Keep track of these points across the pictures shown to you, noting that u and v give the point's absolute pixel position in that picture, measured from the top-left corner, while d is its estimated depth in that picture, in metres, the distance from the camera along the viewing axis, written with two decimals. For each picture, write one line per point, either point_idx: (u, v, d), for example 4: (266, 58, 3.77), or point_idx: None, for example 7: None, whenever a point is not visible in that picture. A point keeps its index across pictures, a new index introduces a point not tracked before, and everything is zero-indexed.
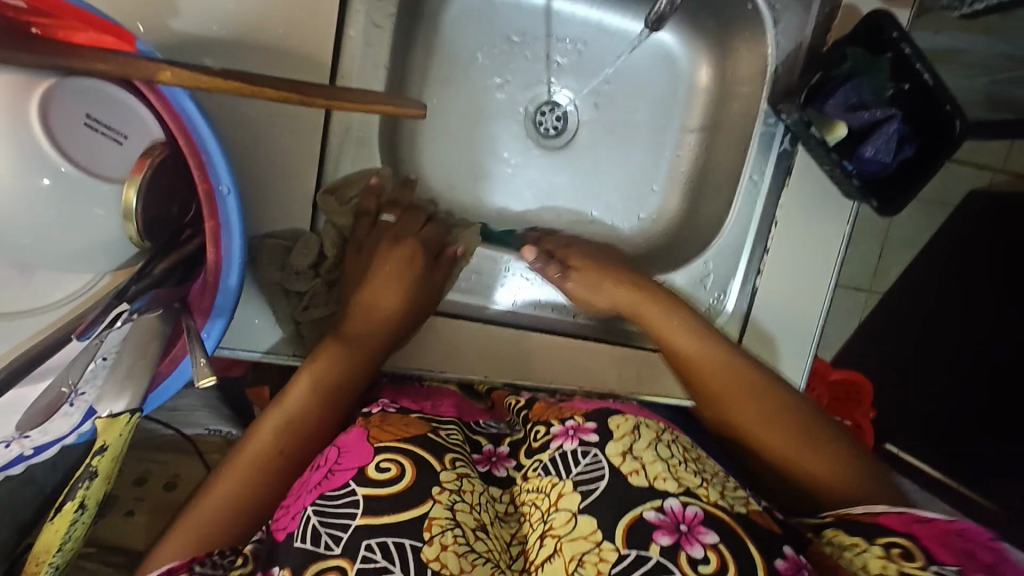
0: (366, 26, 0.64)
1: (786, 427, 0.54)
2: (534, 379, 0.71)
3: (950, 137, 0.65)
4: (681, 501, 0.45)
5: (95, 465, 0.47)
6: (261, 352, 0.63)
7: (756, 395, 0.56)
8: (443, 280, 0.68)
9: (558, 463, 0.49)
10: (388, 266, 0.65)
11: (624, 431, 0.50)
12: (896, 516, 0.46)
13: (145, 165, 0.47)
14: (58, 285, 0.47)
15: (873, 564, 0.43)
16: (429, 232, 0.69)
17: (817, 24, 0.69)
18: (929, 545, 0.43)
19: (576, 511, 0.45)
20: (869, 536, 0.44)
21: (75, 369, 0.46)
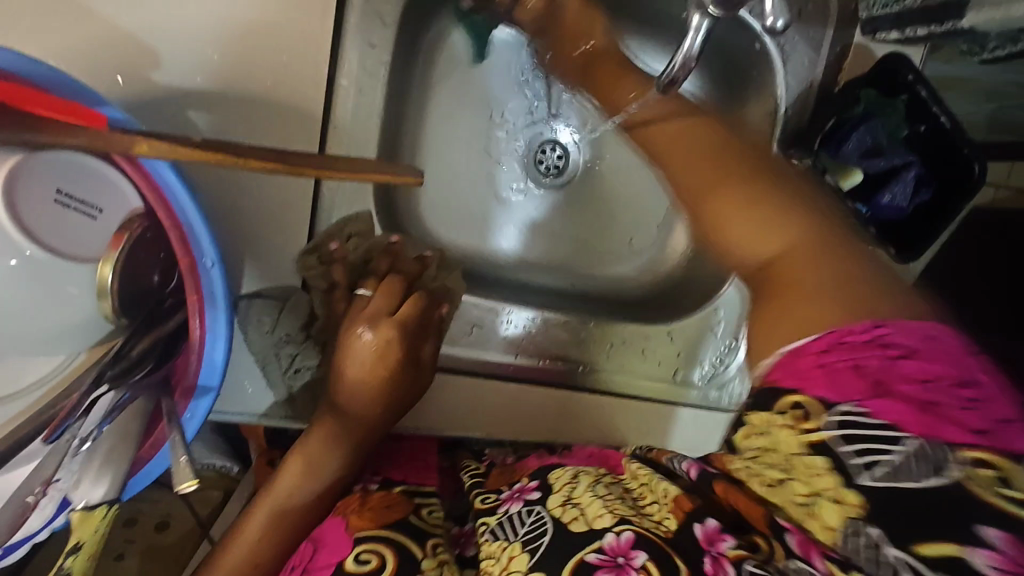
0: (360, 74, 0.60)
1: (730, 172, 0.49)
2: (518, 436, 0.69)
3: (970, 182, 0.62)
4: (617, 532, 0.41)
5: (69, 563, 0.43)
6: (255, 417, 0.62)
7: (707, 145, 0.52)
8: (428, 366, 0.56)
9: (504, 527, 0.46)
10: (354, 353, 0.51)
11: (563, 482, 0.48)
12: (782, 367, 0.38)
13: (122, 241, 0.43)
14: (25, 370, 0.43)
15: (780, 441, 0.36)
16: (410, 311, 0.53)
17: (827, 64, 0.66)
18: (822, 389, 0.35)
19: (526, 571, 0.42)
20: (768, 404, 0.37)
21: (56, 464, 0.43)
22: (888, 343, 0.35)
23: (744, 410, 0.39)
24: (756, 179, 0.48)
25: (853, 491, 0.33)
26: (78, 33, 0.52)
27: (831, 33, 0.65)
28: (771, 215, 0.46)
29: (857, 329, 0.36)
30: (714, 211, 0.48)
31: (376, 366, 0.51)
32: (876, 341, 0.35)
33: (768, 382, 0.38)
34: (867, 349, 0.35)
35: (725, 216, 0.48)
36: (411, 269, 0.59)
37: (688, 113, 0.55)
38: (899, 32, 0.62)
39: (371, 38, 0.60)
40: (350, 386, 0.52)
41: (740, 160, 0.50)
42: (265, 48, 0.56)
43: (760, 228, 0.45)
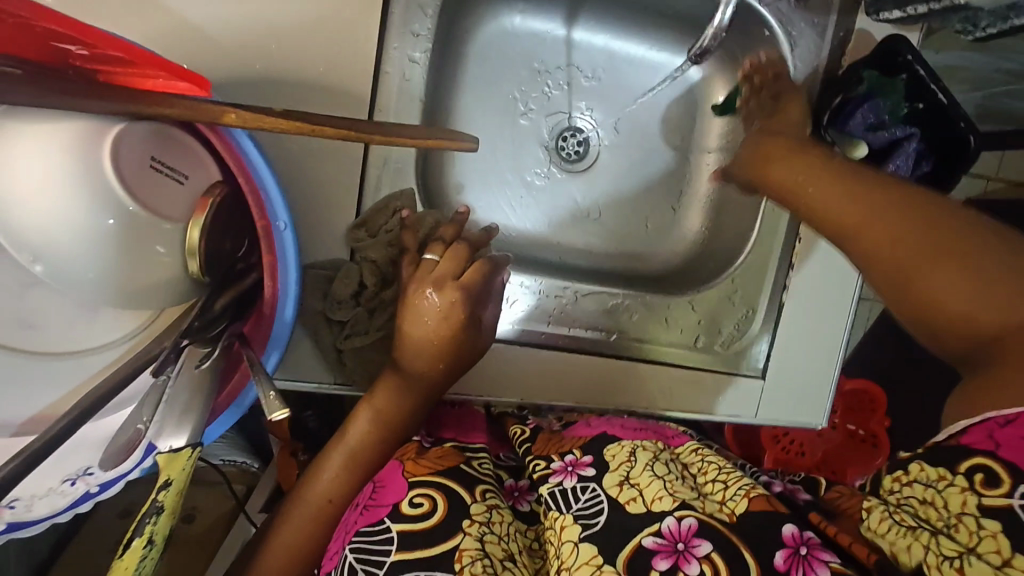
0: (402, 62, 0.65)
1: (929, 246, 0.45)
2: (551, 399, 0.73)
3: (965, 153, 0.69)
4: (676, 518, 0.47)
5: (162, 500, 0.45)
6: (321, 384, 0.66)
7: (890, 218, 0.48)
8: (485, 329, 0.61)
9: (558, 497, 0.53)
10: (424, 312, 0.56)
11: (621, 459, 0.55)
12: (979, 429, 0.39)
13: (207, 205, 0.48)
14: (122, 322, 0.48)
15: (950, 499, 0.38)
16: (473, 277, 0.59)
17: (831, 49, 0.71)
18: (1013, 460, 0.37)
19: (578, 540, 0.48)
20: (951, 466, 0.39)
21: (146, 406, 0.46)
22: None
23: (914, 458, 0.41)
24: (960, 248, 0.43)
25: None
26: (150, 26, 0.57)
27: (834, 19, 0.71)
28: (989, 298, 0.41)
29: None
30: (908, 290, 0.46)
31: (442, 323, 0.57)
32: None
33: (959, 438, 0.39)
34: None
35: (932, 292, 0.44)
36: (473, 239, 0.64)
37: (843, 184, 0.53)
38: (901, 12, 0.66)
39: (413, 28, 0.65)
40: (415, 343, 0.56)
41: (947, 231, 0.45)
42: (318, 39, 0.61)
43: (966, 293, 0.42)
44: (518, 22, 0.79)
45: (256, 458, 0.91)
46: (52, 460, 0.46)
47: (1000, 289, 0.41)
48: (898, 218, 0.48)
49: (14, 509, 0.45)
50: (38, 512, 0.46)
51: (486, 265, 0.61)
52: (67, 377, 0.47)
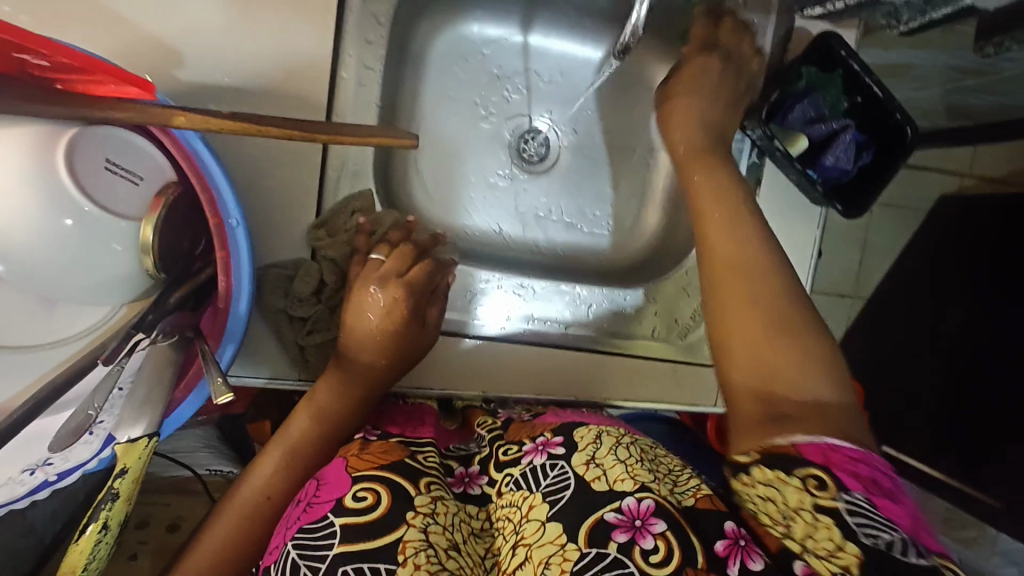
0: (357, 68, 0.68)
1: (782, 319, 0.48)
2: (514, 392, 0.75)
3: (903, 142, 0.71)
4: (635, 497, 0.49)
5: (117, 487, 0.47)
6: (291, 381, 0.68)
7: (768, 276, 0.50)
8: (431, 326, 0.65)
9: (528, 477, 0.54)
10: (368, 308, 0.61)
11: (587, 441, 0.55)
12: (815, 446, 0.42)
13: (161, 204, 0.51)
14: (82, 316, 0.51)
15: (791, 498, 0.42)
16: (417, 274, 0.65)
17: (772, 47, 0.74)
18: (843, 475, 0.41)
19: (545, 519, 0.50)
20: (787, 468, 0.42)
21: (100, 393, 0.47)
22: (890, 478, 0.42)
23: (756, 462, 0.43)
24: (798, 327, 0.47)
25: (854, 545, 0.39)
26: (114, 39, 0.60)
27: (774, 18, 0.74)
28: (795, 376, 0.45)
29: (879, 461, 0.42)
30: (743, 342, 0.48)
31: (385, 316, 0.61)
32: (886, 472, 0.42)
33: (795, 449, 0.42)
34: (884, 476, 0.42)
35: (759, 352, 0.47)
36: (420, 241, 0.69)
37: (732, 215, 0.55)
38: (821, 8, 0.68)
39: (367, 36, 0.68)
40: (358, 338, 0.61)
41: (796, 308, 0.48)
42: (274, 46, 0.64)
43: (789, 359, 0.46)
44: (475, 29, 0.82)
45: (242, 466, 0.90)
46: (9, 452, 0.48)
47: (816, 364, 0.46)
48: (767, 281, 0.50)
49: None
50: None
51: (433, 264, 0.66)
52: (22, 373, 0.49)
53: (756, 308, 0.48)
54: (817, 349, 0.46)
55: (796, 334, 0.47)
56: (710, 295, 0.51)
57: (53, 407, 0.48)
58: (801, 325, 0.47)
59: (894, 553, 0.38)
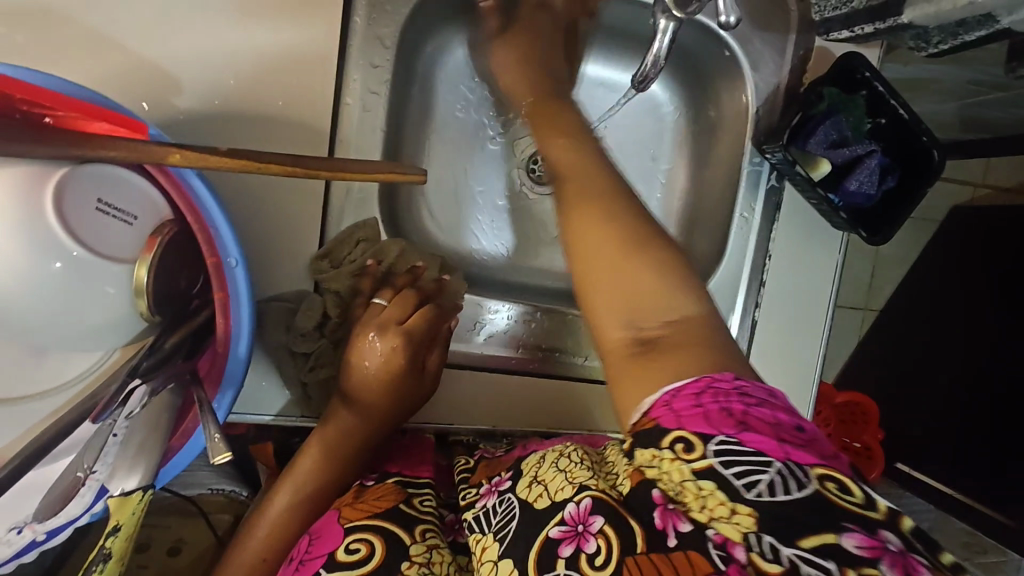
0: (362, 93, 0.66)
1: (620, 250, 0.51)
2: (521, 425, 0.72)
3: (930, 167, 0.68)
4: (576, 501, 0.44)
5: (109, 546, 0.45)
6: (296, 417, 0.66)
7: (599, 215, 0.54)
8: (430, 373, 0.64)
9: (482, 519, 0.51)
10: (366, 356, 0.61)
11: (531, 464, 0.52)
12: (660, 405, 0.42)
13: (155, 244, 0.48)
14: (70, 364, 0.48)
15: (671, 473, 0.40)
16: (417, 323, 0.63)
17: (791, 66, 0.72)
18: (699, 426, 0.40)
19: (497, 558, 0.46)
20: (657, 443, 0.41)
21: (88, 454, 0.45)
22: (741, 387, 0.42)
23: (635, 446, 0.42)
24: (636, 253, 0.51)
25: (743, 503, 0.37)
26: (110, 65, 0.58)
27: (793, 38, 0.71)
28: (651, 300, 0.48)
29: (723, 381, 0.42)
30: (603, 282, 0.51)
31: (383, 366, 0.61)
32: (733, 388, 0.41)
33: (653, 421, 0.42)
34: (733, 398, 0.41)
35: (612, 289, 0.50)
36: (425, 288, 0.67)
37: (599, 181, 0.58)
38: (849, 31, 0.68)
39: (373, 60, 0.66)
40: (355, 387, 0.61)
41: (627, 234, 0.52)
42: (275, 70, 0.62)
43: (639, 286, 0.49)
44: None
45: (243, 485, 0.88)
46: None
47: (661, 285, 0.49)
48: (597, 220, 0.54)
49: None
50: None
51: (435, 311, 0.65)
52: (10, 424, 0.46)
53: (600, 250, 0.52)
54: (659, 271, 0.50)
55: (640, 264, 0.50)
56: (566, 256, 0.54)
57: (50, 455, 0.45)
58: (641, 254, 0.51)
59: (777, 492, 0.37)
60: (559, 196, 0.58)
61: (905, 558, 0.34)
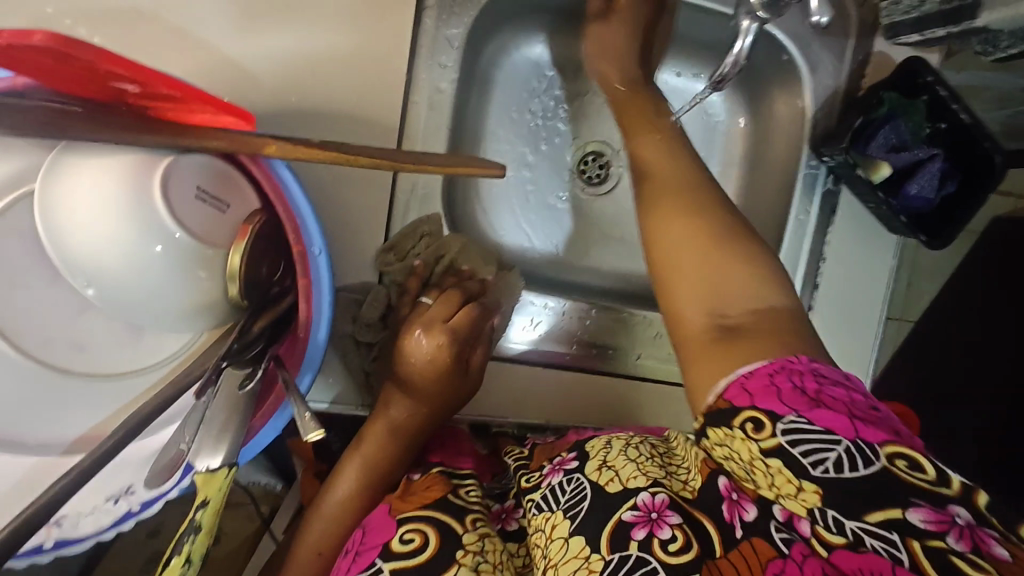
0: (429, 91, 0.68)
1: (709, 246, 0.53)
2: (570, 419, 0.74)
3: (992, 172, 0.66)
4: (651, 492, 0.45)
5: (199, 518, 0.46)
6: (358, 407, 0.68)
7: (685, 216, 0.56)
8: (475, 371, 0.64)
9: (549, 497, 0.50)
10: (412, 353, 0.61)
11: (597, 448, 0.52)
12: (734, 386, 0.43)
13: (248, 231, 0.50)
14: (163, 344, 0.52)
15: (741, 451, 0.41)
16: (461, 320, 0.63)
17: (850, 71, 0.73)
18: (772, 404, 0.40)
19: (568, 535, 0.46)
20: (727, 420, 0.42)
21: (188, 426, 0.49)
22: (814, 368, 0.42)
23: (706, 425, 0.44)
24: (722, 250, 0.52)
25: (811, 481, 0.38)
26: (194, 62, 0.61)
27: (853, 42, 0.72)
28: (741, 293, 0.50)
29: (795, 363, 0.43)
30: (685, 278, 0.52)
31: (430, 364, 0.61)
32: (808, 369, 0.42)
33: (725, 402, 0.43)
34: (806, 378, 0.41)
35: (691, 281, 0.52)
36: (469, 288, 0.67)
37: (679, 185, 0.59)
38: (919, 35, 0.68)
39: (441, 60, 0.68)
40: (403, 385, 0.61)
41: (717, 232, 0.54)
42: (349, 69, 0.64)
43: (724, 279, 0.51)
44: (539, 51, 0.81)
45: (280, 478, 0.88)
46: (97, 479, 0.49)
47: (749, 280, 0.50)
48: (684, 222, 0.55)
49: (62, 526, 0.48)
50: (84, 529, 0.49)
51: (477, 310, 0.64)
52: (118, 394, 0.51)
53: (686, 249, 0.54)
54: (752, 272, 0.51)
55: (726, 262, 0.52)
56: (650, 256, 0.56)
57: (156, 426, 0.51)
58: (731, 250, 0.52)
59: (843, 470, 0.37)
60: (645, 197, 0.60)
61: (974, 531, 0.35)
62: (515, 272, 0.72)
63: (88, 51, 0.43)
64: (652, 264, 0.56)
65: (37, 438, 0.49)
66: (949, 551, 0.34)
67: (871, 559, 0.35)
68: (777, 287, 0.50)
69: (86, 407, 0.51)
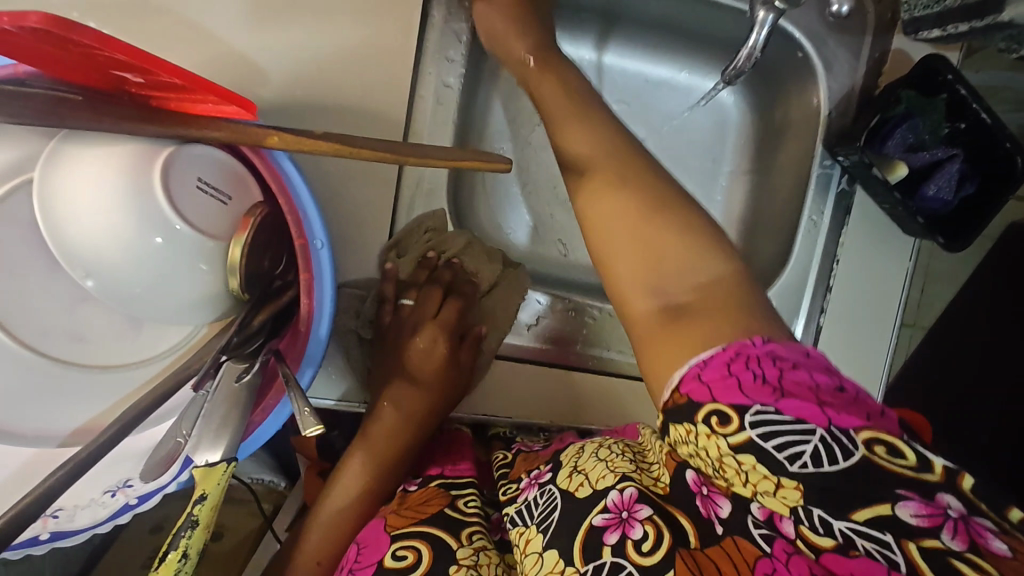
0: (436, 86, 0.67)
1: (645, 225, 0.50)
2: (564, 418, 0.72)
3: (1014, 174, 0.64)
4: (619, 489, 0.44)
5: (196, 513, 0.46)
6: (360, 405, 0.68)
7: (618, 199, 0.53)
8: (464, 362, 0.68)
9: (524, 512, 0.50)
10: (410, 350, 0.66)
11: (570, 455, 0.51)
12: (691, 379, 0.41)
13: (249, 224, 0.49)
14: (162, 337, 0.52)
15: (708, 448, 0.39)
16: (451, 316, 0.68)
17: (867, 69, 0.71)
18: (733, 397, 0.39)
19: (542, 549, 0.45)
20: (690, 417, 0.40)
21: (186, 419, 0.48)
22: (771, 350, 0.40)
23: (669, 421, 0.42)
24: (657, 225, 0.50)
25: (788, 477, 0.37)
26: (200, 54, 0.60)
27: (869, 40, 0.71)
28: (682, 271, 0.48)
29: (754, 346, 0.40)
30: (627, 263, 0.50)
31: (425, 359, 0.66)
32: (766, 352, 0.40)
33: (684, 397, 0.41)
34: (766, 362, 0.39)
35: (634, 265, 0.50)
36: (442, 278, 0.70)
37: (609, 160, 0.56)
38: (941, 30, 0.66)
39: (448, 55, 0.67)
40: (397, 381, 0.65)
41: (650, 207, 0.51)
42: (355, 62, 0.64)
43: (663, 259, 0.49)
44: None
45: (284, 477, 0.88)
46: (96, 470, 0.48)
47: (689, 255, 0.48)
48: (617, 204, 0.53)
49: (57, 519, 0.47)
50: (81, 522, 0.49)
51: (462, 303, 0.69)
52: (118, 387, 0.51)
53: (622, 231, 0.51)
54: (688, 243, 0.49)
55: (665, 237, 0.49)
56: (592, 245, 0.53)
57: (155, 419, 0.50)
58: (666, 222, 0.50)
59: (817, 461, 0.36)
60: (579, 182, 0.57)
61: (968, 523, 0.34)
62: (520, 269, 0.72)
63: (85, 36, 0.40)
64: (595, 251, 0.53)
65: (35, 429, 0.49)
66: (953, 556, 0.33)
67: (866, 563, 0.34)
68: (716, 251, 0.48)
69: (84, 399, 0.50)
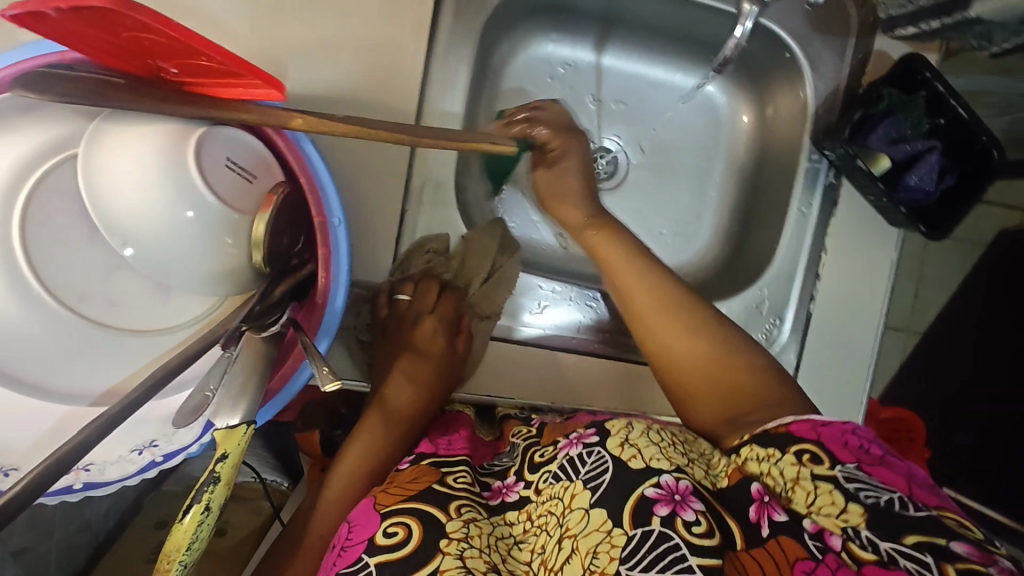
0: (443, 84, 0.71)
1: (705, 348, 0.56)
2: (562, 398, 0.75)
3: (989, 167, 0.69)
4: (675, 476, 0.46)
5: (218, 471, 0.48)
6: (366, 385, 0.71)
7: (672, 319, 0.57)
8: (461, 346, 0.72)
9: (568, 468, 0.51)
10: (411, 338, 0.69)
11: (619, 426, 0.52)
12: (805, 424, 0.47)
13: (272, 202, 0.53)
14: (188, 307, 0.56)
15: (787, 470, 0.46)
16: (446, 307, 0.72)
17: (851, 69, 0.75)
18: (833, 446, 0.46)
19: (589, 506, 0.47)
20: (782, 446, 0.47)
21: (212, 375, 0.51)
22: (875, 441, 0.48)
23: (753, 442, 0.49)
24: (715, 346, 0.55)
25: (856, 504, 0.43)
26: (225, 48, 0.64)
27: (853, 41, 0.75)
28: (742, 383, 0.54)
29: (861, 430, 0.48)
30: (692, 379, 0.55)
31: (427, 342, 0.70)
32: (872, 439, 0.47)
33: (786, 428, 0.48)
34: (871, 445, 0.47)
35: (699, 382, 0.55)
36: (440, 273, 0.72)
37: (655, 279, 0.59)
38: (915, 27, 0.71)
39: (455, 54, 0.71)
40: (399, 366, 0.68)
41: (704, 328, 0.56)
42: (369, 58, 0.67)
43: (724, 376, 0.54)
44: (550, 49, 0.83)
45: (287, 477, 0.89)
46: (125, 428, 0.52)
47: (746, 370, 0.54)
48: (672, 327, 0.57)
49: (88, 472, 0.50)
50: (110, 476, 0.51)
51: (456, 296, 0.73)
52: (146, 352, 0.55)
53: (682, 350, 0.56)
54: (741, 357, 0.55)
55: (721, 355, 0.55)
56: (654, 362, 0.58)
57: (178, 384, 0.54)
58: (721, 342, 0.56)
59: (892, 506, 0.42)
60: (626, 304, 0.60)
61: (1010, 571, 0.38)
62: (513, 247, 0.76)
63: (145, 16, 0.41)
64: (657, 368, 0.58)
65: (68, 387, 0.53)
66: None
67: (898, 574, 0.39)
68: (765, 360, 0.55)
69: (114, 362, 0.54)
